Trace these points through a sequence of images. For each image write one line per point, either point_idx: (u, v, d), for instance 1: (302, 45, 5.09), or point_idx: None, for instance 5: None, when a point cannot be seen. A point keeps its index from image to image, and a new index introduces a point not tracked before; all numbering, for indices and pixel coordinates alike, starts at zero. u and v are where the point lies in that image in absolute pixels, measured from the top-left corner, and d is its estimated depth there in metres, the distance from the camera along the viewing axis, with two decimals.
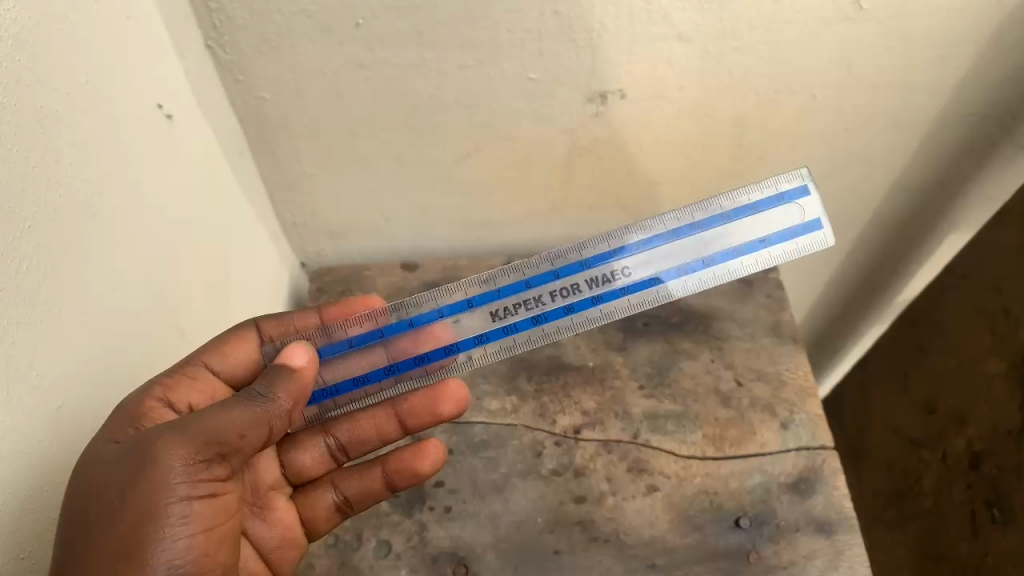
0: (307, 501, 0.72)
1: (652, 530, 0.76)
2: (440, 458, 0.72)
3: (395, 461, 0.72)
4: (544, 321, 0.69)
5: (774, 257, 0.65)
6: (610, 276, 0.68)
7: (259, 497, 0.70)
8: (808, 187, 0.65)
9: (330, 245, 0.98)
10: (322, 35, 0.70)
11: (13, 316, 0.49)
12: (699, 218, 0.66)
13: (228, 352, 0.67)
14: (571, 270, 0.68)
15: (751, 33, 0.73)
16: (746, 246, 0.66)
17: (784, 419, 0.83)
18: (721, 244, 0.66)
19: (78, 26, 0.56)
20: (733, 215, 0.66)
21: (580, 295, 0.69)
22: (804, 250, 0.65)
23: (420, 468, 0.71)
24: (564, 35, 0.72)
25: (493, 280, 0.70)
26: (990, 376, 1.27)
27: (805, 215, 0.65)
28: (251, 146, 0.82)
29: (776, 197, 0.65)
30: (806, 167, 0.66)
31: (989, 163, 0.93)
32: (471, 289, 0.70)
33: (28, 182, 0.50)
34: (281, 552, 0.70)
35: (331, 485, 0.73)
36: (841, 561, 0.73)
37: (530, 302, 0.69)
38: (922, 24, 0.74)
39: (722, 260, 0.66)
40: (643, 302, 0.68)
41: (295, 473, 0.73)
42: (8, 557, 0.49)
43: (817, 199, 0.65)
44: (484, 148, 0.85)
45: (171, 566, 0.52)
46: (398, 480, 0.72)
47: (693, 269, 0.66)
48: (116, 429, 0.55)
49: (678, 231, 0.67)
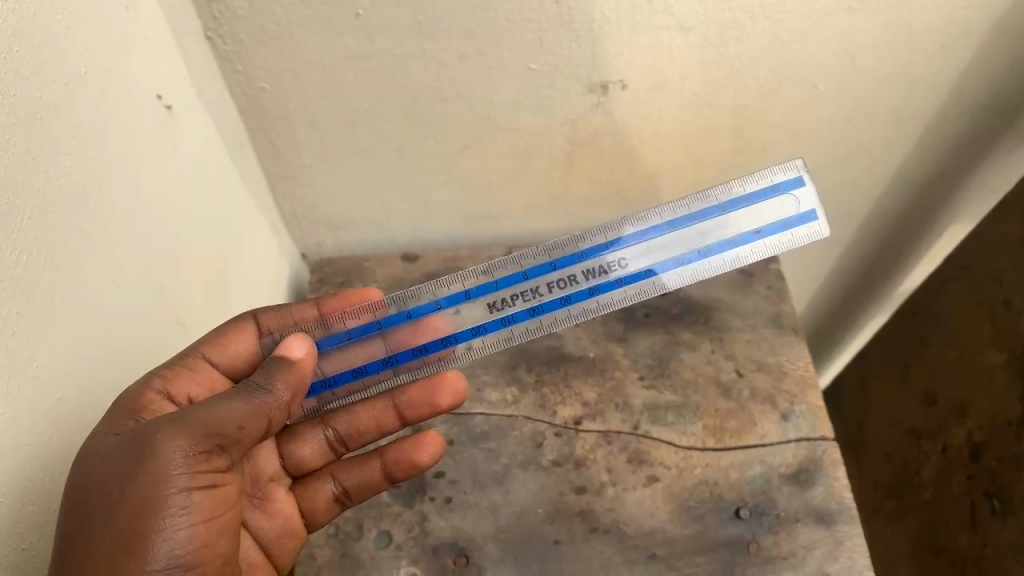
0: (306, 492, 0.72)
1: (652, 521, 0.76)
2: (439, 449, 0.72)
3: (393, 452, 0.71)
4: (541, 312, 0.69)
5: (769, 248, 0.65)
6: (607, 268, 0.68)
7: (258, 488, 0.70)
8: (804, 178, 0.65)
9: (330, 237, 0.98)
10: (321, 25, 0.70)
11: (13, 307, 0.49)
12: (695, 209, 0.66)
13: (227, 345, 0.67)
14: (568, 261, 0.68)
15: (752, 24, 0.73)
16: (741, 236, 0.65)
17: (784, 410, 0.83)
18: (717, 235, 0.66)
19: (76, 16, 0.55)
20: (729, 206, 0.66)
21: (577, 286, 0.68)
22: (799, 240, 0.65)
23: (419, 459, 0.71)
24: (565, 26, 0.72)
25: (492, 271, 0.70)
26: (991, 368, 1.20)
27: (800, 206, 0.65)
28: (250, 138, 0.82)
29: (772, 187, 0.65)
30: (802, 158, 0.66)
31: (991, 154, 0.93)
32: (469, 280, 0.70)
33: (27, 174, 0.50)
34: (280, 543, 0.70)
35: (330, 476, 0.72)
36: (841, 551, 0.73)
37: (527, 293, 0.69)
38: (925, 15, 0.74)
39: (718, 250, 0.66)
40: (640, 293, 0.68)
41: (294, 464, 0.73)
42: (9, 548, 0.50)
43: (813, 189, 0.65)
44: (484, 139, 0.84)
45: (171, 556, 0.52)
46: (397, 471, 0.72)
47: (689, 260, 0.66)
48: (116, 421, 0.55)
49: (674, 222, 0.67)
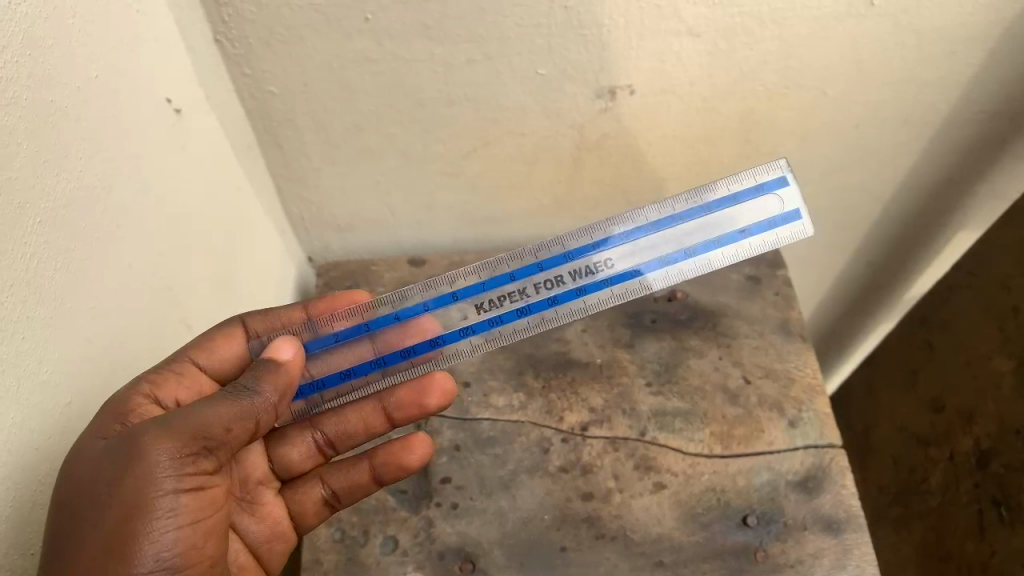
0: (295, 496, 0.71)
1: (659, 527, 0.76)
2: (428, 451, 0.72)
3: (382, 454, 0.71)
4: (528, 313, 0.69)
5: (754, 248, 0.64)
6: (593, 268, 0.67)
7: (248, 491, 0.69)
8: (787, 177, 0.64)
9: (337, 240, 0.97)
10: (330, 28, 0.70)
11: (23, 312, 0.49)
12: (681, 209, 0.65)
13: (216, 349, 0.66)
14: (554, 262, 0.67)
15: (762, 29, 0.73)
16: (725, 236, 0.64)
17: (791, 417, 0.82)
18: (701, 235, 0.65)
19: (87, 19, 0.55)
20: (714, 206, 0.64)
21: (564, 287, 0.68)
22: (783, 240, 0.64)
23: (408, 461, 0.71)
24: (575, 30, 0.72)
25: (478, 272, 0.69)
26: (998, 374, 1.18)
27: (783, 206, 0.64)
28: (259, 143, 0.82)
29: (755, 187, 0.64)
30: (786, 157, 0.65)
31: (1000, 160, 0.92)
32: (456, 281, 0.70)
33: (36, 175, 0.50)
34: (270, 546, 0.70)
35: (319, 480, 0.72)
36: (849, 560, 0.73)
37: (514, 294, 0.69)
38: (935, 21, 0.73)
39: (704, 250, 0.65)
40: (626, 294, 0.67)
41: (283, 468, 0.72)
42: (16, 553, 0.49)
43: (797, 188, 0.64)
44: (491, 143, 0.84)
45: (159, 558, 0.51)
46: (386, 473, 0.72)
47: (675, 260, 0.65)
48: (103, 424, 0.54)
49: (659, 223, 0.66)
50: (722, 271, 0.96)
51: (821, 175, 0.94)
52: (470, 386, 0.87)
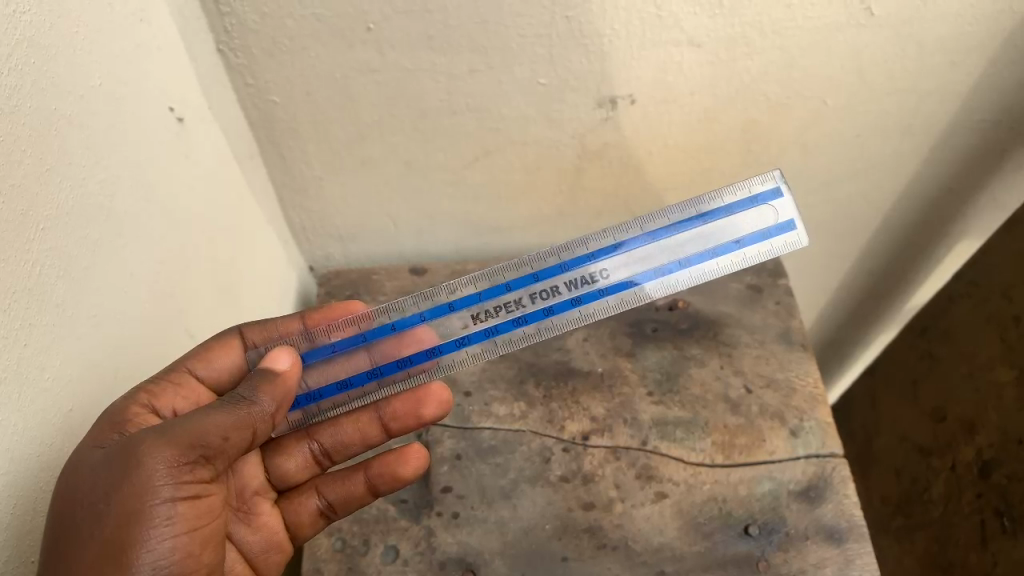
0: (292, 507, 0.71)
1: (661, 537, 0.75)
2: (423, 462, 0.72)
3: (378, 466, 0.71)
4: (525, 323, 0.68)
5: (748, 258, 0.64)
6: (589, 278, 0.67)
7: (245, 501, 0.69)
8: (781, 188, 0.64)
9: (340, 249, 0.97)
10: (333, 37, 0.70)
11: (22, 318, 0.48)
12: (677, 220, 0.65)
13: (212, 359, 0.66)
14: (551, 273, 0.67)
15: (763, 39, 0.73)
16: (720, 247, 0.64)
17: (793, 426, 0.82)
18: (697, 245, 0.65)
19: (91, 29, 0.56)
20: (709, 216, 0.65)
21: (559, 297, 0.67)
22: (778, 249, 0.64)
23: (404, 473, 0.71)
24: (576, 40, 0.72)
25: (475, 283, 0.69)
26: (1001, 385, 1.15)
27: (778, 216, 0.64)
28: (262, 153, 0.82)
29: (750, 199, 0.64)
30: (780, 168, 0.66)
31: (1000, 170, 0.92)
32: (453, 292, 0.70)
33: (41, 185, 0.50)
34: (265, 556, 0.70)
35: (315, 490, 0.72)
36: (851, 569, 0.72)
37: (510, 305, 0.68)
38: (933, 30, 0.73)
39: (699, 261, 0.65)
40: (622, 304, 0.67)
41: (279, 478, 0.72)
42: (17, 562, 0.49)
43: (791, 200, 0.64)
44: (493, 152, 0.84)
45: (157, 566, 0.50)
46: (382, 484, 0.71)
47: (670, 270, 0.65)
48: (100, 434, 0.54)
49: (655, 233, 0.66)
50: (723, 280, 0.96)
51: (821, 184, 0.94)
52: (470, 395, 0.86)
